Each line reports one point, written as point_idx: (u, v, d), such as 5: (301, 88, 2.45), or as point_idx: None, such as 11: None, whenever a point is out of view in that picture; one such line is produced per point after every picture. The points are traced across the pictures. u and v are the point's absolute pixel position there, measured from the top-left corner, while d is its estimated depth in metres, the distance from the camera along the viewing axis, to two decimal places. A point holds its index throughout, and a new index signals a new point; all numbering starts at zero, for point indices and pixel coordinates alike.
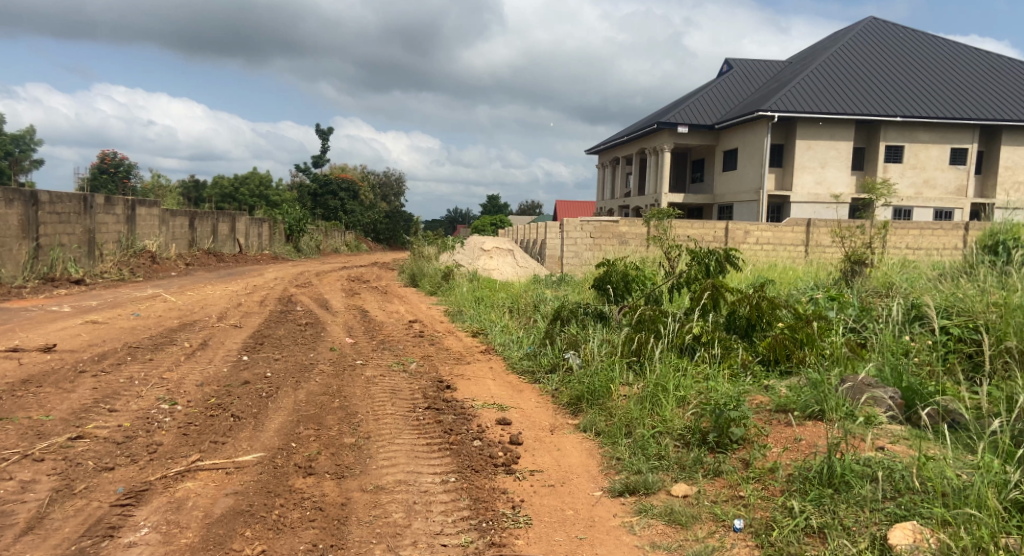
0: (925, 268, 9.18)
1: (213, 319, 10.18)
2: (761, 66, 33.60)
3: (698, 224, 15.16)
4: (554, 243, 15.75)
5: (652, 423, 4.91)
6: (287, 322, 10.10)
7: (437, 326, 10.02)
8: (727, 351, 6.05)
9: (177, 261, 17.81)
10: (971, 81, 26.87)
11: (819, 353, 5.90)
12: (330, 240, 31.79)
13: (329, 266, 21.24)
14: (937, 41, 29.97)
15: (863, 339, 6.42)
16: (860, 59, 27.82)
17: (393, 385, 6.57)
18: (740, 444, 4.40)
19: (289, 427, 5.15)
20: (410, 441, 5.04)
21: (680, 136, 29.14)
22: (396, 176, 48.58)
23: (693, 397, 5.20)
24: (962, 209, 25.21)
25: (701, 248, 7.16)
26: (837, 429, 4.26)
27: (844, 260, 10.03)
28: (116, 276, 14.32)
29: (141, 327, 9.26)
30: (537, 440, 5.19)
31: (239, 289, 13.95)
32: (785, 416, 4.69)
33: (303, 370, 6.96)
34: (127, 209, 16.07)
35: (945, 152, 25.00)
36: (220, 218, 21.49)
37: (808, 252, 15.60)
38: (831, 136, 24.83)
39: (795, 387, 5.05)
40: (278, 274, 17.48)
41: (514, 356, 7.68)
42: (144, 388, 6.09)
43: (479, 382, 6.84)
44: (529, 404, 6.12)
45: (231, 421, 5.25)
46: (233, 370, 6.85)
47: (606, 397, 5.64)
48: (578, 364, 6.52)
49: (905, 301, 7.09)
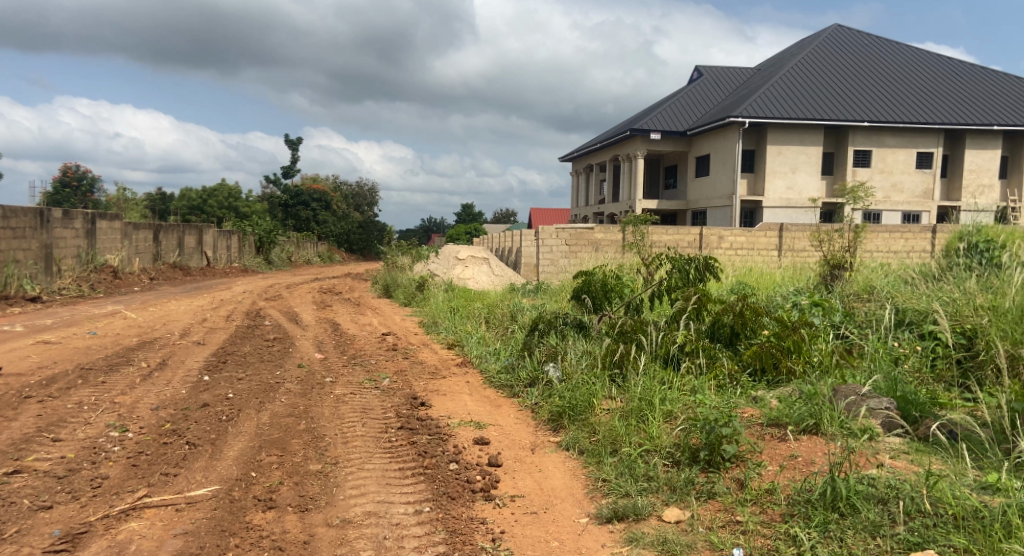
0: (905, 270, 9.05)
1: (175, 336, 9.74)
2: (731, 73, 33.77)
3: (673, 231, 15.04)
4: (530, 251, 15.47)
5: (639, 441, 4.63)
6: (254, 338, 9.67)
7: (411, 339, 9.67)
8: (712, 362, 5.80)
9: (141, 276, 17.24)
10: (936, 85, 27.21)
11: (808, 362, 5.68)
12: (301, 251, 31.22)
13: (300, 278, 20.77)
14: (902, 47, 30.34)
15: (851, 346, 6.23)
16: (828, 65, 28.03)
17: (364, 404, 6.22)
18: (733, 461, 4.13)
19: (250, 454, 4.78)
20: (381, 466, 4.70)
21: (653, 142, 29.08)
22: (369, 186, 47.98)
23: (680, 411, 4.93)
24: (929, 212, 25.49)
25: (679, 254, 6.91)
26: (838, 445, 4.00)
27: (823, 265, 9.88)
28: (75, 293, 13.78)
29: (97, 346, 8.79)
30: (517, 461, 4.88)
31: (205, 304, 13.46)
32: (779, 431, 4.42)
33: (268, 390, 6.57)
34: (87, 223, 15.49)
35: (912, 156, 25.25)
36: (187, 231, 20.90)
37: (782, 256, 15.50)
38: (801, 141, 24.91)
39: (786, 399, 4.79)
40: (247, 287, 16.98)
41: (490, 369, 7.36)
42: (93, 414, 5.67)
43: (456, 398, 6.52)
44: (508, 421, 5.80)
45: (187, 449, 4.86)
46: (192, 391, 6.44)
47: (588, 413, 5.36)
48: (558, 377, 6.23)
49: (889, 305, 6.92)
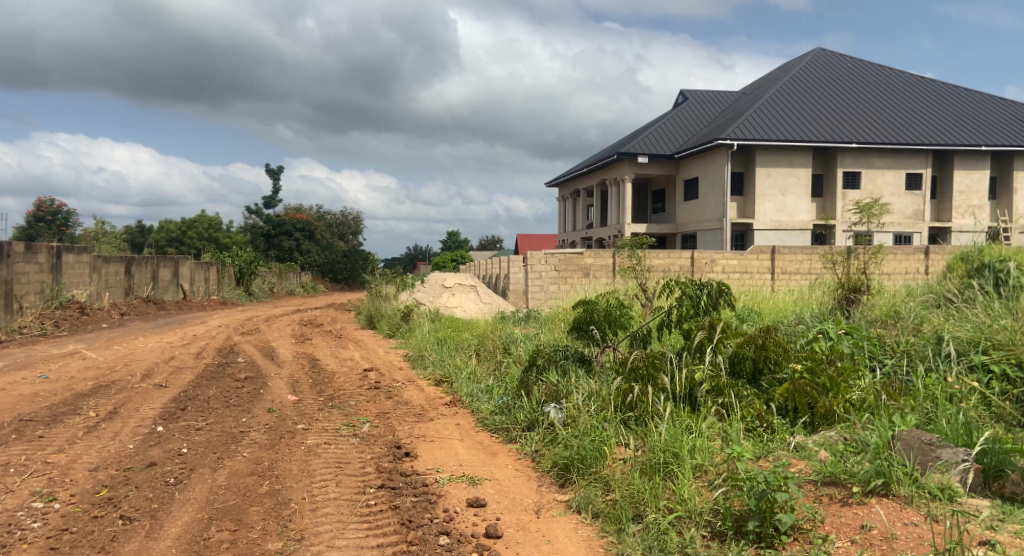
0: (923, 293, 8.35)
1: (136, 378, 8.85)
2: (716, 97, 33.48)
3: (664, 255, 14.32)
4: (518, 277, 14.68)
5: (667, 505, 3.88)
6: (223, 378, 8.77)
7: (395, 375, 8.84)
8: (740, 403, 4.99)
9: (111, 311, 16.28)
10: (922, 107, 27.00)
11: (848, 403, 4.90)
12: (283, 282, 30.33)
13: (281, 310, 19.82)
14: (884, 69, 30.20)
15: (892, 380, 5.46)
16: (812, 88, 27.78)
17: (340, 456, 5.38)
18: (789, 535, 3.43)
19: (196, 531, 3.99)
20: (356, 542, 3.91)
21: (640, 166, 28.58)
22: (353, 215, 46.95)
23: (713, 465, 4.15)
24: (921, 233, 25.01)
25: (689, 279, 6.16)
26: (928, 523, 3.31)
27: (836, 287, 9.10)
28: (38, 331, 12.85)
29: (45, 393, 7.84)
30: (520, 529, 4.08)
31: (176, 340, 12.52)
32: (840, 492, 3.65)
33: (229, 442, 5.71)
34: (52, 257, 14.57)
35: (900, 177, 24.85)
36: (161, 263, 19.96)
37: (776, 279, 14.83)
38: (789, 164, 24.49)
39: (841, 448, 4.02)
40: (223, 321, 16.05)
41: (483, 410, 6.55)
42: (17, 480, 4.79)
43: (445, 445, 5.69)
44: (505, 474, 5.00)
45: (118, 526, 4.05)
46: (140, 446, 5.57)
47: (599, 464, 4.59)
48: (562, 420, 5.42)
49: (924, 332, 6.14)
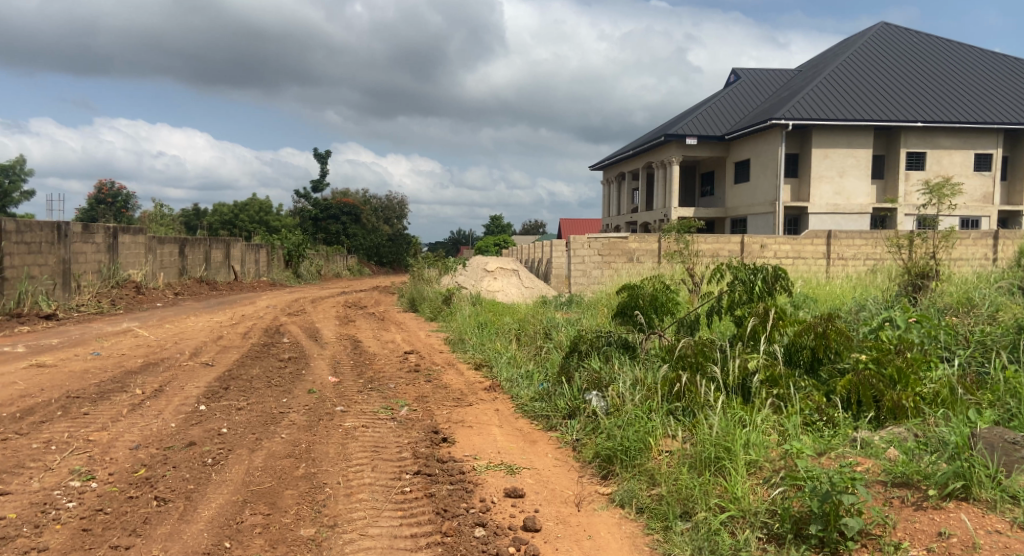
0: (997, 281, 7.79)
1: (183, 356, 8.93)
2: (770, 76, 32.40)
3: (713, 239, 13.86)
4: (561, 261, 14.41)
5: (718, 503, 3.63)
6: (267, 358, 8.78)
7: (435, 358, 8.71)
8: (796, 395, 4.67)
9: (165, 290, 16.56)
10: (992, 84, 25.60)
11: (918, 396, 4.53)
12: (331, 265, 30.59)
13: (326, 292, 19.94)
14: (952, 45, 28.71)
15: (966, 373, 5.06)
16: (874, 64, 26.59)
17: (377, 440, 5.26)
18: (856, 541, 3.18)
19: (228, 514, 3.89)
20: (390, 531, 3.76)
21: (689, 148, 27.87)
22: (398, 199, 47.17)
23: (769, 462, 3.87)
24: (989, 217, 23.82)
25: (742, 262, 5.82)
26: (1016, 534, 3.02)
27: (903, 273, 8.56)
28: (94, 309, 13.13)
29: (95, 370, 7.93)
30: (560, 523, 3.87)
31: (224, 320, 12.65)
32: (913, 496, 3.36)
33: (268, 423, 5.64)
34: (108, 237, 14.85)
35: (969, 158, 23.66)
36: (213, 244, 20.26)
37: (832, 265, 14.22)
38: (849, 144, 23.54)
39: (912, 446, 3.71)
40: (270, 302, 16.20)
41: (523, 396, 6.36)
42: (58, 457, 4.79)
43: (483, 432, 5.52)
44: (545, 463, 4.80)
45: (153, 507, 3.99)
46: (182, 425, 5.54)
47: (643, 456, 4.36)
48: (604, 409, 5.18)
49: (1003, 322, 5.67)
